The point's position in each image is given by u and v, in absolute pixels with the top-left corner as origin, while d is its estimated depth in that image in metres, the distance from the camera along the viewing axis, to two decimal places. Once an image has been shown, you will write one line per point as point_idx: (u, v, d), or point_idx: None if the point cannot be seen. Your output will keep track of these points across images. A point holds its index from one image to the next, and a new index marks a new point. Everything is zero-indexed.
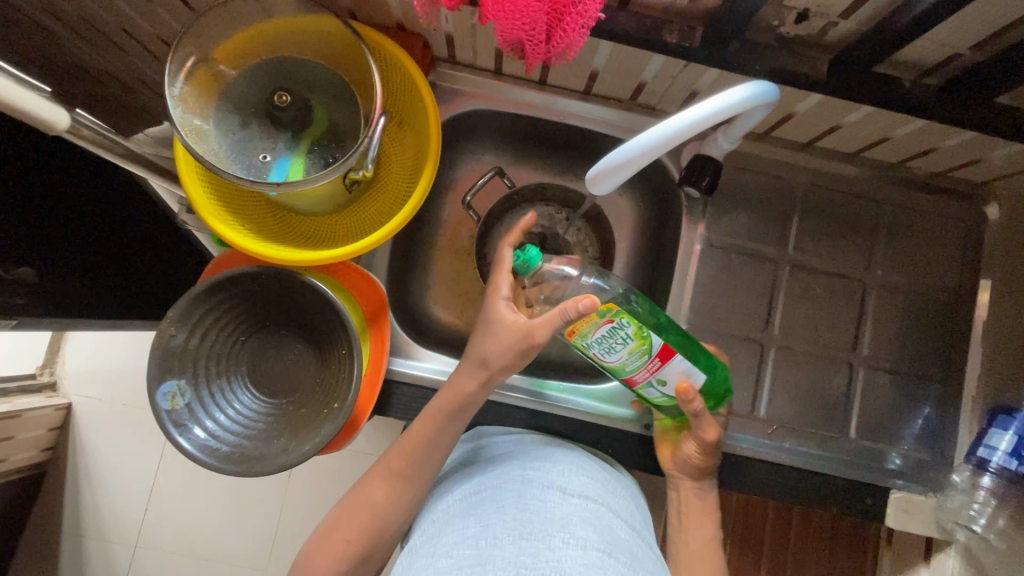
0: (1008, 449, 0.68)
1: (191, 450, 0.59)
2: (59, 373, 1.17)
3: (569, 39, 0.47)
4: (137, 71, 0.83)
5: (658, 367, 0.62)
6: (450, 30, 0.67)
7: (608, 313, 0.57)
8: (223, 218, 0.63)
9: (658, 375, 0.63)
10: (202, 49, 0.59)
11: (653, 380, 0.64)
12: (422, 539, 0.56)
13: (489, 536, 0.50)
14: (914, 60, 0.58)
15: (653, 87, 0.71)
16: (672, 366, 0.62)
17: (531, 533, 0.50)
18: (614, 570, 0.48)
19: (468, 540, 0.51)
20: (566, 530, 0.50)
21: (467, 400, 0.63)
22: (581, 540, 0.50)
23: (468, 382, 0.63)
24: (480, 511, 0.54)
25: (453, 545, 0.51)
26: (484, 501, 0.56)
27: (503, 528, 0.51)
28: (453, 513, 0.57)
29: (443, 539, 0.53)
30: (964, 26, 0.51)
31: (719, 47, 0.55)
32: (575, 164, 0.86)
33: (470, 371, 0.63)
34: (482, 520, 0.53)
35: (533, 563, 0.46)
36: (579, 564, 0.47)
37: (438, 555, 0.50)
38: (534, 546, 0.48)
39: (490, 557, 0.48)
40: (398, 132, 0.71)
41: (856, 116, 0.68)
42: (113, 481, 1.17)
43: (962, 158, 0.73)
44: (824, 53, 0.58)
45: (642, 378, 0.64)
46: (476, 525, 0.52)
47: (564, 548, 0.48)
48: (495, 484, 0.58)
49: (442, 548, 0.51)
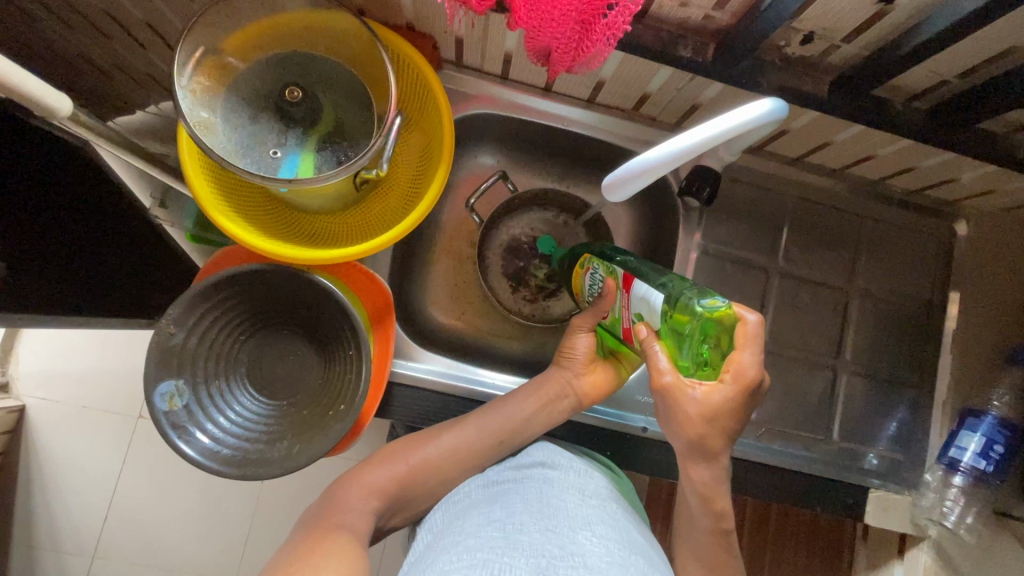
0: (977, 449, 0.73)
1: (192, 454, 0.57)
2: (11, 373, 1.10)
3: (597, 48, 0.49)
4: (119, 59, 0.78)
5: (628, 300, 0.60)
6: (461, 34, 0.67)
7: (585, 261, 0.69)
8: (228, 215, 0.61)
9: (633, 311, 0.59)
10: (211, 40, 0.57)
11: (634, 317, 0.60)
12: (446, 520, 0.58)
13: (515, 522, 0.52)
14: (904, 86, 0.62)
15: (656, 99, 0.73)
16: (635, 292, 0.58)
17: (556, 525, 0.51)
18: (636, 566, 0.49)
19: (495, 526, 0.51)
20: (588, 528, 0.52)
21: (547, 396, 0.70)
22: (602, 538, 0.51)
23: (551, 381, 0.71)
24: (505, 500, 0.57)
25: (481, 527, 0.52)
26: (508, 492, 0.58)
27: (529, 519, 0.52)
28: (477, 499, 0.59)
29: (469, 521, 0.54)
30: (956, 54, 0.55)
31: (730, 63, 0.57)
32: (575, 170, 0.87)
33: (555, 372, 0.72)
34: (507, 508, 0.55)
35: (560, 554, 0.47)
36: (602, 560, 0.48)
37: (466, 536, 0.51)
38: (558, 537, 0.50)
39: (518, 540, 0.49)
40: (405, 132, 0.71)
41: (846, 133, 0.71)
42: (70, 488, 1.11)
43: (938, 178, 0.78)
44: (823, 74, 0.61)
45: (629, 320, 0.61)
46: (501, 511, 0.54)
47: (588, 543, 0.50)
48: (518, 478, 0.61)
49: (469, 529, 0.52)
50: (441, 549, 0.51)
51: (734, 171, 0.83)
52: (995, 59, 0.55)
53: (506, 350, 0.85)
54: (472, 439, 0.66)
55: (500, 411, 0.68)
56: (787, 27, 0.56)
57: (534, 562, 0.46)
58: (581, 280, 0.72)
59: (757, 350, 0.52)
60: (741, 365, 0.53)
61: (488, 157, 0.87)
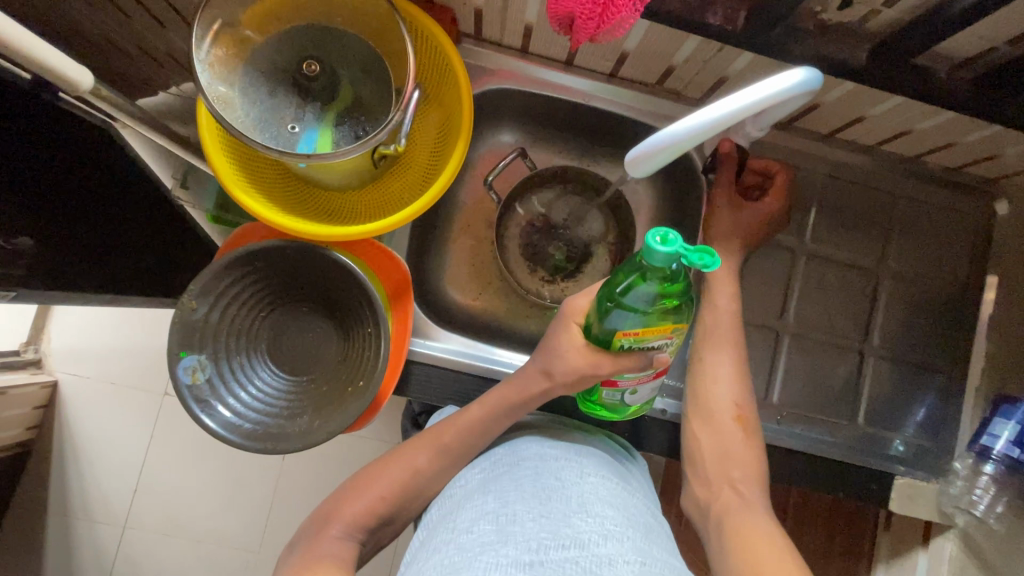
0: (1011, 437, 0.70)
1: (215, 427, 0.58)
2: (44, 350, 1.14)
3: (623, 15, 0.47)
4: (141, 38, 0.78)
5: (646, 378, 0.59)
6: (481, 4, 0.65)
7: (681, 329, 0.53)
8: (247, 191, 0.61)
9: (636, 386, 0.60)
10: (229, 12, 0.56)
11: (629, 388, 0.60)
12: (439, 513, 0.58)
13: (509, 513, 0.52)
14: (949, 53, 0.58)
15: (681, 72, 0.70)
16: (655, 383, 0.60)
17: (550, 512, 0.52)
18: (633, 541, 0.50)
19: (488, 516, 0.52)
20: (584, 509, 0.52)
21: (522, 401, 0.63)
22: (599, 517, 0.52)
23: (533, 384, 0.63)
24: (499, 487, 0.57)
25: (474, 521, 0.52)
26: (502, 478, 0.58)
27: (523, 508, 0.52)
28: (471, 487, 0.59)
29: (462, 513, 0.54)
30: (1006, 18, 0.51)
31: (762, 31, 0.55)
32: (595, 148, 0.85)
33: (536, 377, 0.62)
34: (501, 497, 0.55)
35: (554, 541, 0.48)
36: (597, 538, 0.49)
37: (459, 530, 0.52)
38: (552, 523, 0.50)
39: (511, 534, 0.49)
40: (423, 107, 0.70)
41: (882, 107, 0.68)
42: (102, 460, 1.14)
43: (978, 154, 0.74)
44: (861, 41, 0.58)
45: (622, 385, 0.59)
46: (495, 501, 0.54)
47: (584, 525, 0.50)
48: (513, 462, 0.61)
49: (461, 524, 0.53)
50: (433, 548, 0.51)
51: (761, 148, 0.80)
52: None
53: (524, 330, 0.84)
54: (467, 431, 0.63)
55: (481, 412, 0.64)
56: None
57: (524, 551, 0.47)
58: (652, 336, 0.52)
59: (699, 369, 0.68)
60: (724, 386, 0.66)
61: (507, 134, 0.85)
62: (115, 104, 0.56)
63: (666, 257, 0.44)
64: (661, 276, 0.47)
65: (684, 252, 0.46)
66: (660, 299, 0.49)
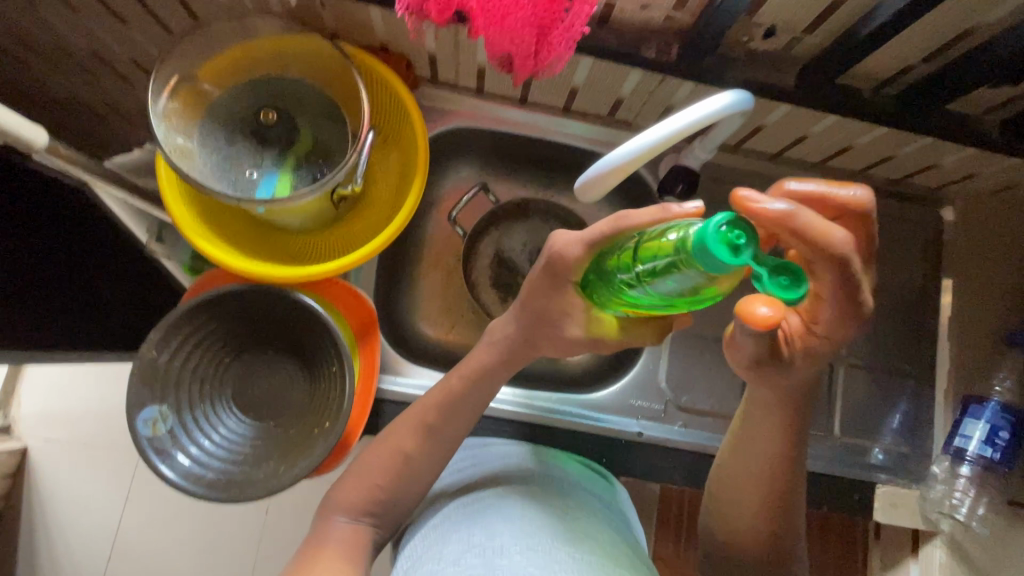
0: (982, 437, 0.71)
1: (175, 478, 0.56)
2: (14, 415, 1.10)
3: (558, 51, 0.49)
4: (107, 97, 0.80)
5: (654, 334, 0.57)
6: (433, 50, 0.68)
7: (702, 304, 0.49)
8: (208, 238, 0.62)
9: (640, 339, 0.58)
10: (185, 68, 0.59)
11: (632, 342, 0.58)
12: (424, 544, 0.55)
13: (496, 544, 0.50)
14: (872, 73, 0.62)
15: (630, 103, 0.74)
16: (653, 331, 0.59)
17: (538, 544, 0.50)
18: None
19: (475, 549, 0.50)
20: (571, 543, 0.52)
21: (491, 367, 0.59)
22: (586, 552, 0.51)
23: None
24: (485, 517, 0.55)
25: (460, 553, 0.50)
26: (489, 508, 0.57)
27: (511, 539, 0.51)
28: (455, 518, 0.57)
29: (448, 545, 0.52)
30: (918, 37, 0.55)
31: (694, 62, 0.58)
32: (557, 179, 0.87)
33: (512, 328, 0.58)
34: (488, 528, 0.53)
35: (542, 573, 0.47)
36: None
37: (445, 563, 0.50)
38: (540, 556, 0.49)
39: (499, 565, 0.48)
40: (383, 148, 0.72)
41: (822, 126, 0.71)
42: (72, 527, 1.09)
43: (919, 165, 0.78)
44: (789, 67, 0.61)
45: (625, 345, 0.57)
46: (482, 532, 0.53)
47: (570, 560, 0.49)
48: (499, 492, 0.59)
49: (448, 555, 0.51)
50: None
51: (714, 171, 0.83)
52: (959, 38, 0.55)
53: None
54: (446, 409, 0.58)
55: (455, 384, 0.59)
56: (748, 22, 0.57)
57: None
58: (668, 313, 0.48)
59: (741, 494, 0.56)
60: (771, 513, 0.56)
61: (470, 171, 0.87)
62: (73, 159, 0.56)
63: (728, 265, 0.35)
64: (709, 277, 0.38)
65: (753, 262, 0.36)
66: (693, 293, 0.41)
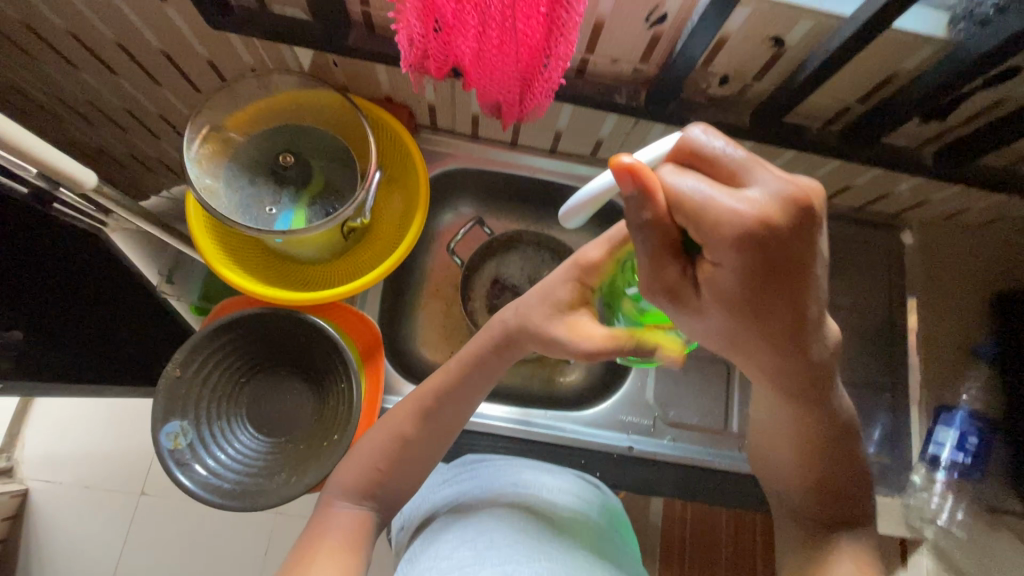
0: (955, 443, 0.79)
1: (193, 488, 0.60)
2: (16, 458, 1.13)
3: (539, 98, 0.58)
4: (134, 147, 0.89)
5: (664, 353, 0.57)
6: (432, 100, 0.77)
7: None
8: (229, 267, 0.69)
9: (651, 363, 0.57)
10: (215, 118, 0.67)
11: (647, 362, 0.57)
12: (421, 543, 0.59)
13: (487, 539, 0.55)
14: (819, 113, 0.71)
15: (609, 143, 0.82)
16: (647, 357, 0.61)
17: (527, 538, 0.55)
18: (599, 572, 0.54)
19: (468, 543, 0.55)
20: (556, 538, 0.57)
21: (484, 357, 0.61)
22: (571, 549, 0.56)
23: None
24: (478, 515, 0.59)
25: (454, 548, 0.55)
26: (481, 505, 0.61)
27: (501, 534, 0.56)
28: (448, 518, 0.61)
29: (443, 542, 0.56)
30: (852, 82, 0.64)
31: (661, 105, 0.67)
32: (546, 213, 0.95)
33: (505, 324, 0.60)
34: (480, 525, 0.58)
35: (529, 562, 0.52)
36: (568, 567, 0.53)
37: (440, 557, 0.54)
38: (528, 548, 0.54)
39: (489, 556, 0.52)
40: (388, 186, 0.79)
41: (781, 161, 0.80)
42: (71, 569, 1.10)
43: (876, 192, 0.85)
44: (745, 109, 0.70)
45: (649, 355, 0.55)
46: (475, 529, 0.57)
47: (556, 553, 0.54)
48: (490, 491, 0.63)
49: (443, 552, 0.55)
50: None
51: None
52: (885, 82, 0.63)
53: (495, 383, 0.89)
54: (445, 393, 0.61)
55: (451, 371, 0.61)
56: (705, 72, 0.66)
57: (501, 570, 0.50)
58: None
59: (775, 449, 0.61)
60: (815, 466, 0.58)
61: (466, 207, 0.95)
62: (114, 199, 0.63)
63: None
64: None
65: None
66: None
